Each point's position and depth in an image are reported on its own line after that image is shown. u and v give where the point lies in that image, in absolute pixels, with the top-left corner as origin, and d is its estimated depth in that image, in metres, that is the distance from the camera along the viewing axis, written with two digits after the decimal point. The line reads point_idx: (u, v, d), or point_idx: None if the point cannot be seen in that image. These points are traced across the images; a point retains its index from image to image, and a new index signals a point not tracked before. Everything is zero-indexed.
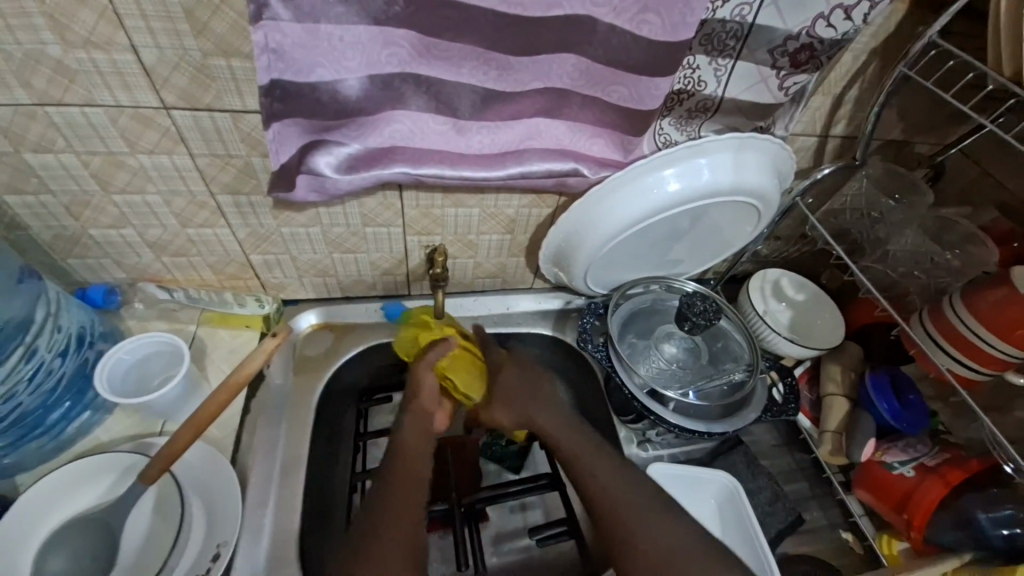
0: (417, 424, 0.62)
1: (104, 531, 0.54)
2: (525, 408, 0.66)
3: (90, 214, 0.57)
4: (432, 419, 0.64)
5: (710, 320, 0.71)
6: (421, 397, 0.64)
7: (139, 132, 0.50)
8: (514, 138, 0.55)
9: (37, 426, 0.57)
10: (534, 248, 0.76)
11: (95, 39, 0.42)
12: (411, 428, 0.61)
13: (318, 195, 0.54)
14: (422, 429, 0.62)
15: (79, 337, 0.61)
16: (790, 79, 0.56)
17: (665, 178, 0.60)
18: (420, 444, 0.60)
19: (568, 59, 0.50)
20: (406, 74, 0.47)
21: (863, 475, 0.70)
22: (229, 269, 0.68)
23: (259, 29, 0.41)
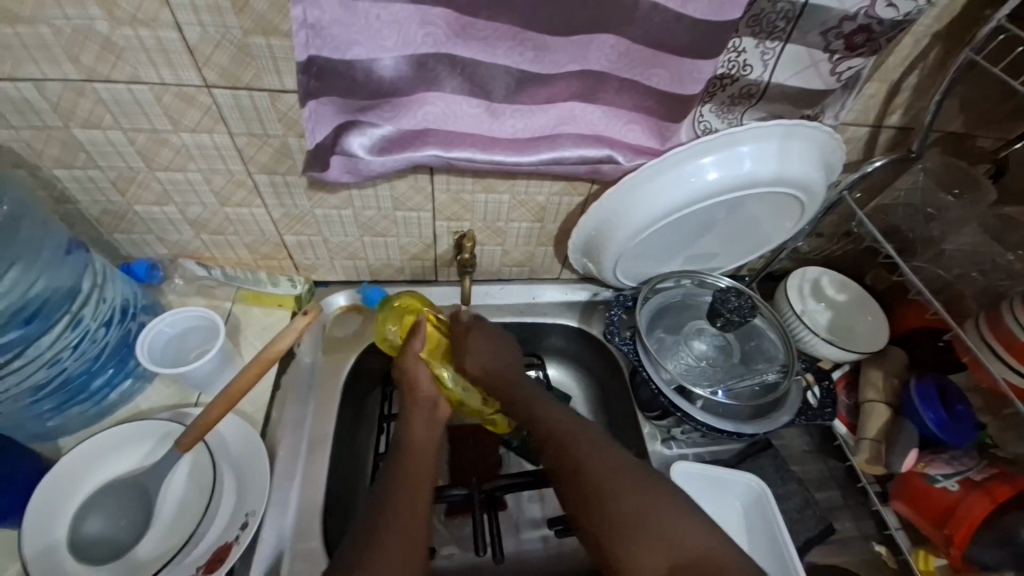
0: (425, 418, 0.63)
1: (139, 495, 0.57)
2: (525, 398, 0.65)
3: (134, 190, 0.59)
4: (438, 411, 0.65)
5: (745, 317, 0.69)
6: (420, 387, 0.65)
7: (182, 109, 0.51)
8: (547, 123, 0.54)
9: (82, 391, 0.60)
10: (563, 238, 0.75)
11: (141, 15, 0.44)
12: (418, 424, 0.62)
13: (352, 177, 0.54)
14: (428, 419, 0.63)
15: (122, 309, 0.63)
16: (843, 64, 0.53)
17: (703, 166, 0.58)
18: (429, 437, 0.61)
19: (606, 40, 0.48)
20: (441, 54, 0.47)
21: (902, 485, 0.67)
22: (263, 249, 0.69)
23: (298, 5, 0.41)
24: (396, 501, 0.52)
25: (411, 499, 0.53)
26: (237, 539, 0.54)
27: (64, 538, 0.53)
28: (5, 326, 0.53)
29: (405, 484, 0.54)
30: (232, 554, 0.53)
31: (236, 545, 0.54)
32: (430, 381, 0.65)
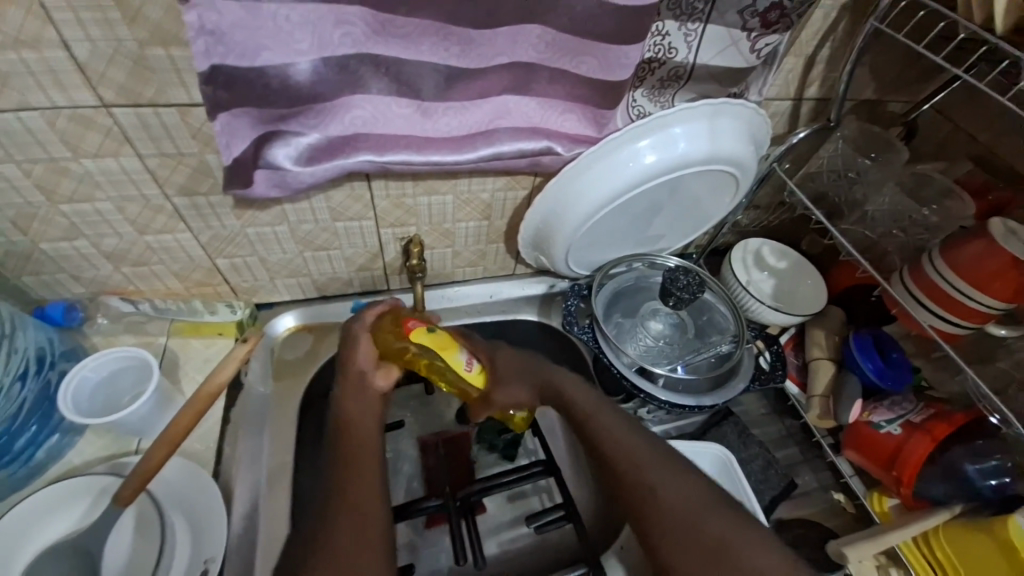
0: (359, 396, 0.59)
1: (82, 557, 0.52)
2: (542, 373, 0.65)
3: (37, 227, 0.53)
4: (374, 384, 0.60)
5: (694, 294, 0.71)
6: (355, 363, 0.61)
7: (80, 134, 0.46)
8: (482, 119, 0.53)
9: (3, 454, 0.54)
10: (513, 233, 0.74)
11: (20, 35, 0.39)
12: (350, 401, 0.58)
13: (280, 191, 0.51)
14: (363, 398, 0.59)
15: (39, 359, 0.57)
16: (761, 40, 0.55)
17: (641, 150, 0.59)
18: (363, 417, 0.57)
19: (533, 30, 0.48)
20: (363, 54, 0.45)
21: (851, 435, 0.71)
22: (195, 276, 0.65)
23: (191, 11, 0.38)
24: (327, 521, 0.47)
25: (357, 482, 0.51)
26: None
27: None
28: None
29: (346, 503, 0.49)
30: None
31: None
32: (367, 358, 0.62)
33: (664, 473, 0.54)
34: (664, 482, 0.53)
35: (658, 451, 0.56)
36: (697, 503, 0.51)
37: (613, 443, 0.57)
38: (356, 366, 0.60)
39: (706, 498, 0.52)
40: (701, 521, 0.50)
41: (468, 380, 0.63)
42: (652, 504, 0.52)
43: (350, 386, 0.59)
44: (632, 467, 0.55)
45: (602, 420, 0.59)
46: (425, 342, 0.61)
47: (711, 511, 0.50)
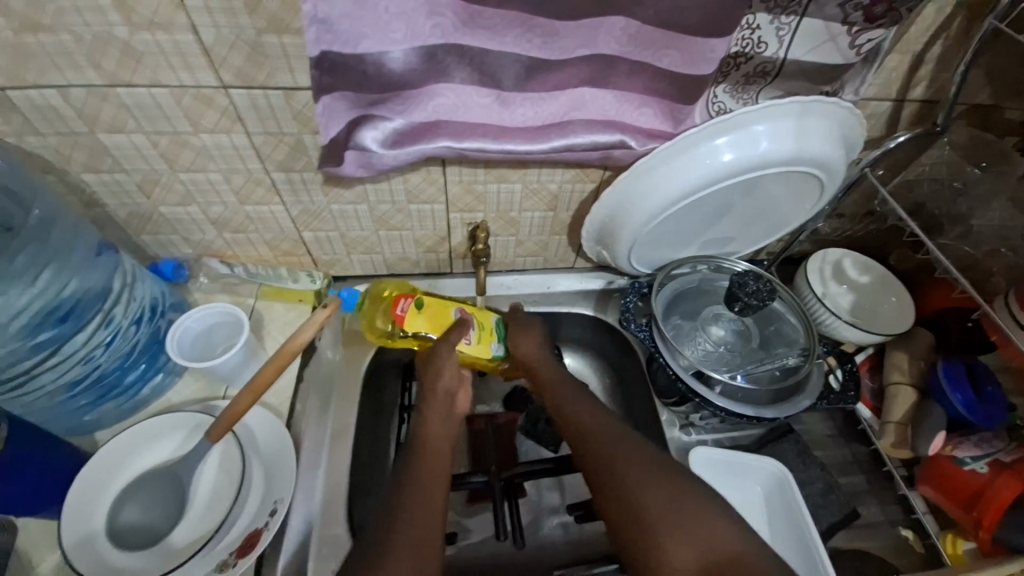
0: (440, 412, 0.61)
1: (173, 484, 0.59)
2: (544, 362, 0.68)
3: (159, 192, 0.61)
4: (456, 403, 0.64)
5: (764, 301, 0.68)
6: (442, 378, 0.64)
7: (200, 111, 0.52)
8: (557, 110, 0.54)
9: (116, 386, 0.62)
10: (577, 226, 0.75)
11: (158, 20, 0.44)
12: (433, 420, 0.61)
13: (365, 171, 0.55)
14: (446, 417, 0.61)
15: (152, 307, 0.65)
16: (863, 36, 0.52)
17: (719, 147, 0.57)
18: (441, 432, 0.59)
19: (616, 22, 0.48)
20: (450, 45, 0.47)
21: (929, 468, 0.66)
22: (283, 245, 0.71)
23: (309, 1, 0.42)
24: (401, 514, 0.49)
25: (429, 484, 0.53)
26: (266, 526, 0.55)
27: (103, 526, 0.55)
28: (41, 327, 0.54)
29: (416, 498, 0.51)
30: (262, 540, 0.54)
31: (265, 532, 0.55)
32: (451, 373, 0.64)
33: (617, 446, 0.54)
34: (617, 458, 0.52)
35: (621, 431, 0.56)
36: (650, 473, 0.50)
37: (580, 421, 0.59)
38: (441, 387, 0.63)
39: (654, 471, 0.50)
40: (642, 491, 0.48)
41: (470, 353, 0.69)
42: (606, 476, 0.52)
43: (433, 406, 0.62)
44: (592, 443, 0.56)
45: (565, 405, 0.61)
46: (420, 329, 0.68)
47: (656, 483, 0.49)
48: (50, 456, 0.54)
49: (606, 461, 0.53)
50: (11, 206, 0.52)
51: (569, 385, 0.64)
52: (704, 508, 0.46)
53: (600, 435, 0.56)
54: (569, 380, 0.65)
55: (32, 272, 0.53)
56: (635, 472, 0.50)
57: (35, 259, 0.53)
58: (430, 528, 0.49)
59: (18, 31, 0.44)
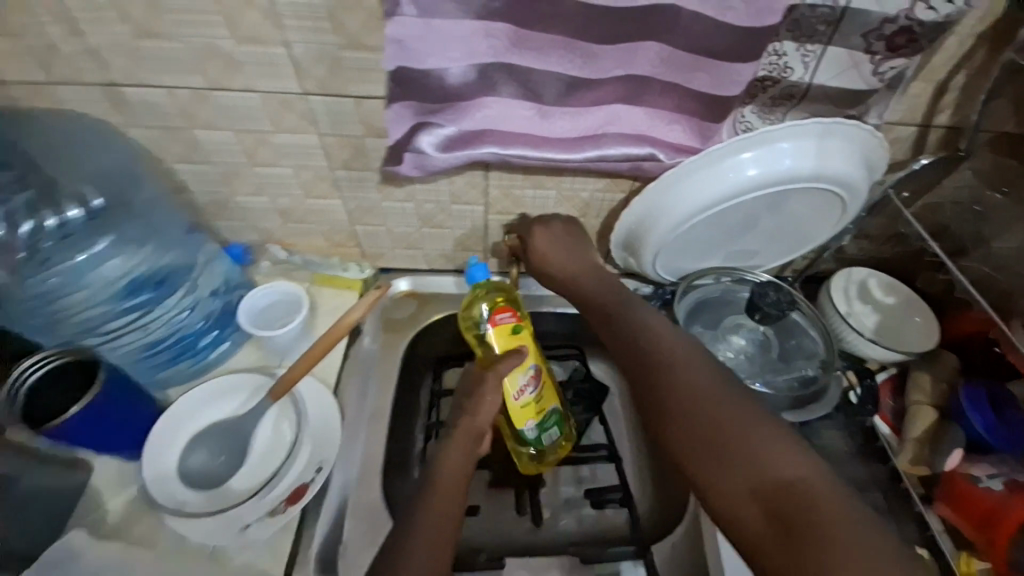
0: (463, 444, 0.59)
1: (235, 436, 0.67)
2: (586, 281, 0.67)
3: (238, 183, 0.69)
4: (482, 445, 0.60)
5: (782, 312, 0.71)
6: (476, 416, 0.60)
7: (282, 114, 0.60)
8: (593, 123, 0.60)
9: (190, 349, 0.70)
10: (605, 233, 0.80)
11: (258, 35, 0.52)
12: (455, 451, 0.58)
13: (419, 172, 0.61)
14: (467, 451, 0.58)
15: (227, 283, 0.73)
16: (886, 64, 0.55)
17: (743, 162, 0.61)
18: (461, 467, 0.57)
19: (651, 47, 0.53)
20: (501, 63, 0.53)
21: (947, 488, 0.67)
22: (337, 237, 0.79)
23: (391, 24, 0.49)
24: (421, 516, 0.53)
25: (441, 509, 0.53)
26: (312, 481, 0.63)
27: (174, 467, 0.63)
28: (141, 287, 0.63)
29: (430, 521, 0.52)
30: (309, 492, 0.62)
31: (311, 486, 0.63)
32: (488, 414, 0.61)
33: (683, 366, 0.53)
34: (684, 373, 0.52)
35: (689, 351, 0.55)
36: (719, 394, 0.50)
37: (639, 338, 0.58)
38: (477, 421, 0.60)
39: (715, 390, 0.50)
40: (706, 409, 0.49)
41: (511, 409, 0.65)
42: (664, 388, 0.52)
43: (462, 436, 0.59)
44: (653, 361, 0.55)
45: (629, 321, 0.60)
46: (498, 345, 0.66)
47: (722, 403, 0.49)
48: (135, 402, 0.62)
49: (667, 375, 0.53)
50: (127, 184, 0.63)
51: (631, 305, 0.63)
52: (771, 425, 0.47)
53: (666, 353, 0.55)
54: (629, 299, 0.64)
55: (140, 242, 0.63)
56: (700, 391, 0.51)
57: (146, 229, 0.63)
58: (440, 539, 0.51)
59: (140, 38, 0.52)
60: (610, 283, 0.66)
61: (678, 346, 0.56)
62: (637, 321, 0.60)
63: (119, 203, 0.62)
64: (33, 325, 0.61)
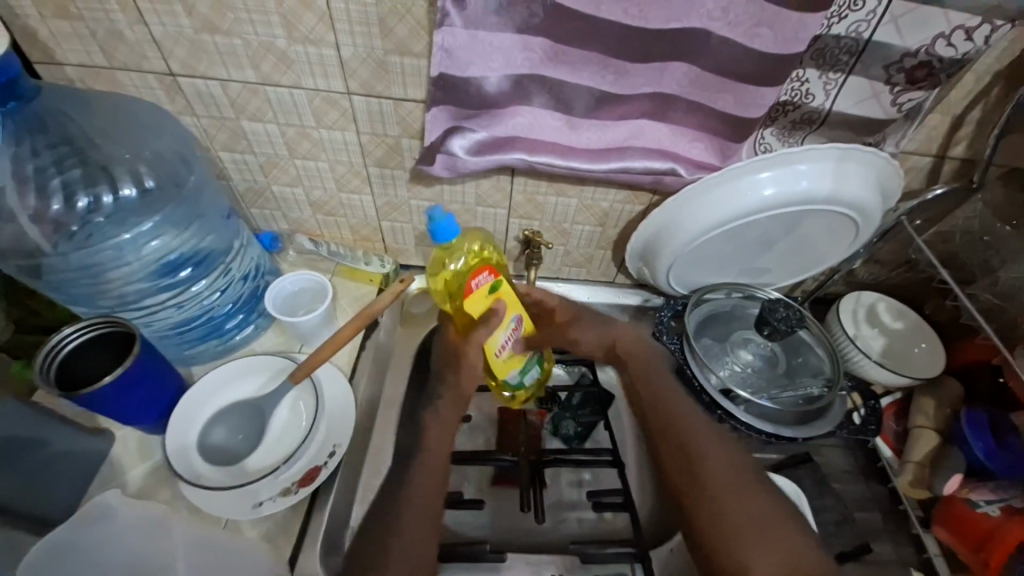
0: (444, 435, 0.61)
1: (257, 416, 0.69)
2: (609, 336, 0.70)
3: (276, 173, 0.72)
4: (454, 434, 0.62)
5: (792, 328, 0.72)
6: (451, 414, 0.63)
7: (325, 111, 0.63)
8: (618, 136, 0.62)
9: (217, 329, 0.73)
10: (622, 243, 0.83)
11: (312, 37, 0.56)
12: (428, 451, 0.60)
13: (449, 173, 0.64)
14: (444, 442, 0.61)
15: (257, 268, 0.77)
16: (904, 95, 0.58)
17: (761, 182, 0.63)
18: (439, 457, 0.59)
19: (679, 67, 0.56)
20: (535, 75, 0.56)
21: (945, 511, 0.68)
22: (364, 231, 0.82)
23: (439, 33, 0.51)
24: (407, 511, 0.54)
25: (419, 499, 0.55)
26: (325, 464, 0.64)
27: (194, 441, 0.65)
28: (181, 266, 0.66)
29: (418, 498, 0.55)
30: (321, 475, 0.64)
31: (323, 469, 0.64)
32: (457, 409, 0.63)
33: (716, 456, 0.58)
34: (715, 455, 0.58)
35: (720, 438, 0.60)
36: (748, 488, 0.56)
37: (670, 415, 0.62)
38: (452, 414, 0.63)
39: (746, 485, 0.56)
40: (735, 502, 0.55)
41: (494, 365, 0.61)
42: (695, 474, 0.57)
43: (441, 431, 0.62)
44: (678, 439, 0.60)
45: (661, 394, 0.64)
46: (476, 311, 0.57)
47: (751, 497, 0.55)
48: (165, 374, 0.63)
49: (701, 458, 0.58)
50: (179, 164, 0.66)
51: (663, 375, 0.66)
52: (789, 519, 0.54)
53: (694, 433, 0.60)
54: (663, 370, 0.67)
55: (184, 224, 0.66)
56: (729, 481, 0.56)
57: (190, 212, 0.66)
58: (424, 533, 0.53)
59: (200, 31, 0.56)
60: (649, 348, 0.70)
61: (703, 426, 0.61)
62: (668, 398, 0.63)
63: (173, 183, 0.65)
64: (73, 294, 0.63)
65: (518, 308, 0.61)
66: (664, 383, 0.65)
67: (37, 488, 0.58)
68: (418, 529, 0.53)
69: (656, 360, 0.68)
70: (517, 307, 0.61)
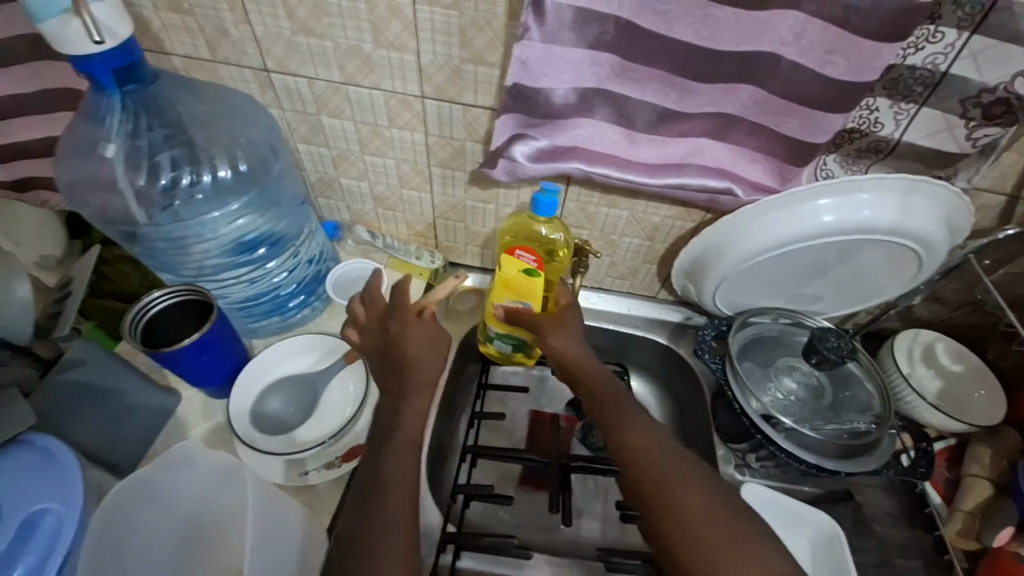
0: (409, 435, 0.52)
1: (310, 390, 0.74)
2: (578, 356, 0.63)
3: (346, 166, 0.77)
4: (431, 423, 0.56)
5: (842, 358, 0.71)
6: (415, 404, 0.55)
7: (398, 111, 0.68)
8: (677, 153, 0.64)
9: (280, 306, 0.79)
10: (669, 258, 0.83)
11: (396, 42, 0.60)
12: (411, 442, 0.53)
13: (509, 177, 0.67)
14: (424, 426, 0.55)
15: (321, 254, 0.82)
16: (980, 130, 0.56)
17: (821, 208, 0.63)
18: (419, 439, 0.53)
19: (745, 90, 0.57)
20: (601, 89, 0.58)
21: (991, 565, 0.63)
22: (419, 227, 0.86)
23: (518, 46, 0.54)
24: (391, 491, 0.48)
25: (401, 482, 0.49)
26: None
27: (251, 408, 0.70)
28: (257, 245, 0.72)
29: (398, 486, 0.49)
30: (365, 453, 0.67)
31: None
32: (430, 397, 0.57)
33: (677, 477, 0.46)
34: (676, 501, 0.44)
35: (681, 454, 0.48)
36: (725, 511, 0.43)
37: (628, 439, 0.50)
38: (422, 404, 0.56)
39: (717, 504, 0.44)
40: (709, 529, 0.42)
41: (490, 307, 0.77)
42: (655, 502, 0.45)
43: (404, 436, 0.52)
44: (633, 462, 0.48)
45: (617, 414, 0.54)
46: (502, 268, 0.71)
47: (723, 517, 0.43)
48: (234, 343, 0.69)
49: (661, 478, 0.46)
50: (267, 151, 0.71)
51: (619, 394, 0.57)
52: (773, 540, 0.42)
53: (652, 449, 0.49)
54: (618, 388, 0.58)
55: (265, 207, 0.72)
56: (697, 505, 0.44)
57: (271, 197, 0.72)
58: (406, 524, 0.46)
59: (296, 33, 0.61)
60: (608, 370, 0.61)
61: (661, 443, 0.49)
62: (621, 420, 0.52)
63: (260, 168, 0.71)
64: (162, 261, 0.70)
65: (532, 299, 0.72)
66: (619, 400, 0.55)
67: (110, 435, 0.65)
68: (401, 508, 0.46)
69: (612, 381, 0.59)
70: (533, 297, 0.72)
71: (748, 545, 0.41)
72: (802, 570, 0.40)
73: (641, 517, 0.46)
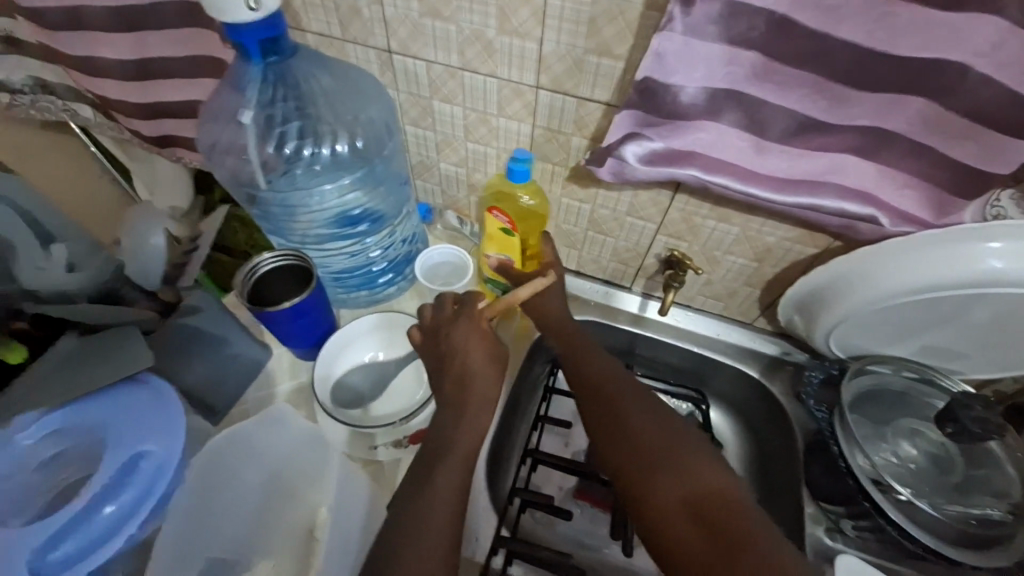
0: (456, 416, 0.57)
1: (387, 369, 0.76)
2: (555, 315, 0.71)
3: (448, 152, 0.78)
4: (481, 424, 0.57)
5: (987, 433, 0.60)
6: (470, 386, 0.58)
7: (509, 100, 0.66)
8: (813, 169, 0.56)
9: (370, 280, 0.83)
10: (776, 285, 0.75)
11: (520, 29, 0.58)
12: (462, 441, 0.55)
13: (614, 177, 0.63)
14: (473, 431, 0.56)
15: (414, 235, 0.86)
16: None
17: (989, 252, 0.53)
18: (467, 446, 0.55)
19: (914, 103, 0.48)
20: (733, 90, 0.52)
21: None
22: None
23: (657, 36, 0.49)
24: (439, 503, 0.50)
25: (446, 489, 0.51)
26: None
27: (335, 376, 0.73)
28: (360, 220, 0.76)
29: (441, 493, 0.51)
30: None
31: None
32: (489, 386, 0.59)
33: (629, 399, 0.58)
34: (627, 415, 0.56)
35: (634, 385, 0.60)
36: (658, 419, 0.56)
37: (592, 371, 0.62)
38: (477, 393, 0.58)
39: (655, 417, 0.56)
40: (644, 430, 0.54)
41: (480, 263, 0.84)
42: (611, 414, 0.57)
43: (451, 407, 0.57)
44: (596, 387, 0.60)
45: (586, 356, 0.65)
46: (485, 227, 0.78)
47: (657, 421, 0.55)
48: (324, 313, 0.71)
49: (615, 397, 0.59)
50: (384, 132, 0.75)
51: (589, 342, 0.67)
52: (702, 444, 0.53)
53: (612, 379, 0.61)
54: (589, 337, 0.68)
55: (372, 183, 0.76)
56: (639, 416, 0.56)
57: (379, 175, 0.76)
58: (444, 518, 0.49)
59: (423, 15, 0.60)
60: (581, 325, 0.70)
61: (620, 375, 0.61)
62: (589, 359, 0.64)
63: (375, 146, 0.75)
64: (275, 225, 0.76)
65: (510, 253, 0.78)
66: (590, 347, 0.66)
67: (213, 380, 0.71)
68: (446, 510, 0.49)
69: (584, 331, 0.69)
70: (512, 251, 0.77)
71: (674, 440, 0.53)
72: (720, 470, 0.51)
73: (596, 430, 0.57)
